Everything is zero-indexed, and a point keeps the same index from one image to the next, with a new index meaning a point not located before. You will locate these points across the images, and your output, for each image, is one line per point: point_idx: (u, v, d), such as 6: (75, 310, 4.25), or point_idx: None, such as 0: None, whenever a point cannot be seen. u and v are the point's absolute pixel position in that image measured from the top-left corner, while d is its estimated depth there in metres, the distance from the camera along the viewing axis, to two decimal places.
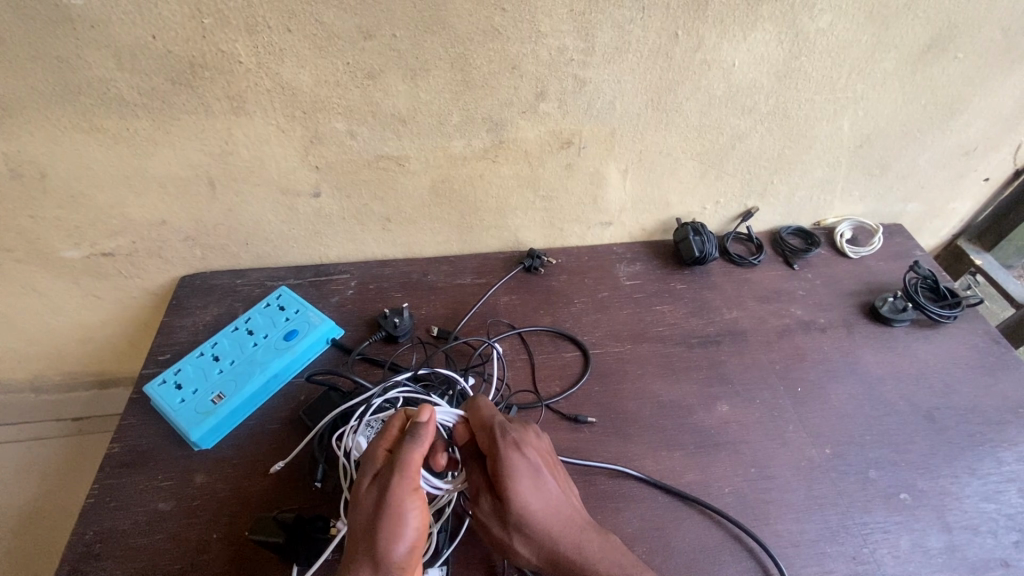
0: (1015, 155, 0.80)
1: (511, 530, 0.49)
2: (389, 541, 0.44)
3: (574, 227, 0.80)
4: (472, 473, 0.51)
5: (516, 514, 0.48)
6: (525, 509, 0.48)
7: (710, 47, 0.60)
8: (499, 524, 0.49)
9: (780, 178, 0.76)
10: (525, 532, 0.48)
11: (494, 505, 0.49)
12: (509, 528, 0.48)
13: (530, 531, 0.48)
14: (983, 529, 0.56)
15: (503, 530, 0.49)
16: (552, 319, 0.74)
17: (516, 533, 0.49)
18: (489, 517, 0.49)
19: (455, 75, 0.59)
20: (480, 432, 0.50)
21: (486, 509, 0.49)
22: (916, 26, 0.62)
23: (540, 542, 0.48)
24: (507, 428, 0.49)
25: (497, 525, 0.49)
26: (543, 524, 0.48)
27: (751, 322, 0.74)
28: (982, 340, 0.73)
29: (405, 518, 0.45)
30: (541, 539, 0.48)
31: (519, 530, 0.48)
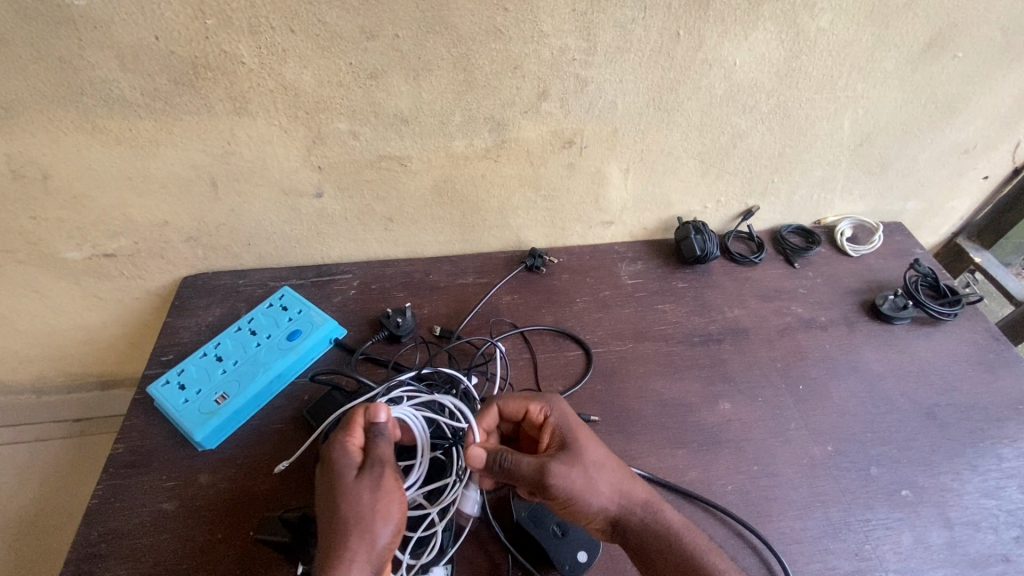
0: (1015, 152, 0.80)
1: (593, 484, 0.49)
2: (377, 530, 0.44)
3: (576, 226, 0.80)
4: (523, 460, 0.48)
5: (591, 458, 0.50)
6: (595, 451, 0.51)
7: (711, 46, 0.60)
8: (579, 483, 0.48)
9: (781, 177, 0.77)
10: (602, 476, 0.50)
11: (569, 457, 0.49)
12: (587, 476, 0.49)
13: (604, 476, 0.50)
14: (984, 525, 0.57)
15: (586, 480, 0.48)
16: (554, 318, 0.74)
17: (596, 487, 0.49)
18: (569, 476, 0.48)
19: (457, 75, 0.59)
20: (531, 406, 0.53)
21: (562, 474, 0.48)
22: (916, 25, 0.62)
23: (616, 486, 0.50)
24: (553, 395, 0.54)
25: (580, 480, 0.48)
26: (611, 468, 0.51)
27: (752, 320, 0.75)
28: (981, 337, 0.74)
29: (395, 506, 0.46)
30: (619, 483, 0.50)
31: (601, 480, 0.49)
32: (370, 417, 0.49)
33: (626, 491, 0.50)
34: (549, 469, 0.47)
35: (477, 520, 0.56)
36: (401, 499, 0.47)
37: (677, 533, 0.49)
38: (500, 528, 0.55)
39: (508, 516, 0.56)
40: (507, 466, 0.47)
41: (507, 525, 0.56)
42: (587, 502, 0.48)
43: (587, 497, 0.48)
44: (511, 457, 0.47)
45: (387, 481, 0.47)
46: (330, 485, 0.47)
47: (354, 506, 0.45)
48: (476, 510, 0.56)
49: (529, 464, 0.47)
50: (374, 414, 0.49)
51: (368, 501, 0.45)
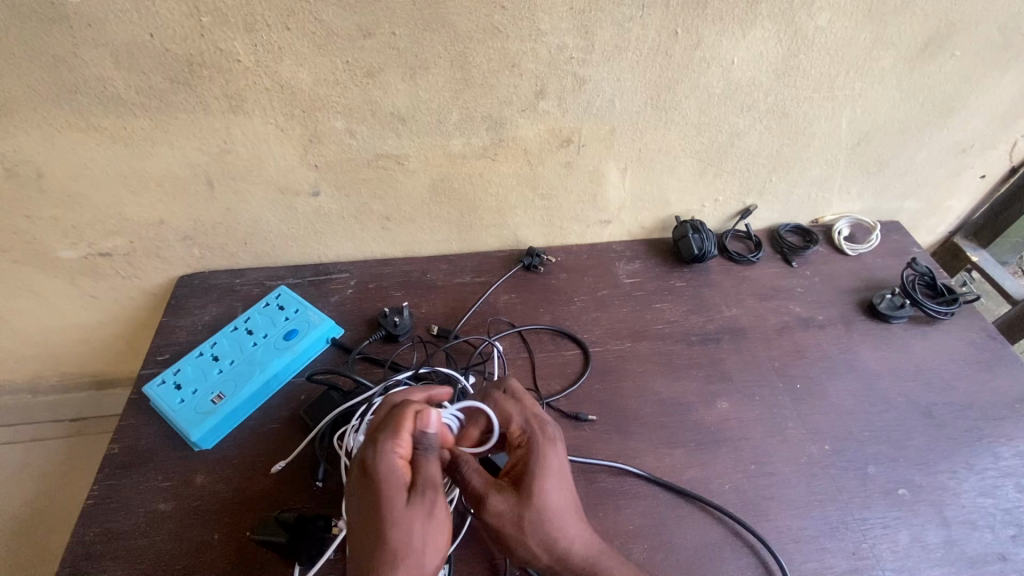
0: (1012, 152, 0.80)
1: (524, 533, 0.47)
2: (430, 559, 0.43)
3: (574, 225, 0.80)
4: (473, 475, 0.48)
5: (540, 509, 0.47)
6: (549, 502, 0.48)
7: (709, 45, 0.60)
8: (513, 526, 0.47)
9: (778, 176, 0.77)
10: (543, 530, 0.47)
11: (516, 499, 0.47)
12: (528, 524, 0.47)
13: (548, 530, 0.47)
14: (980, 524, 0.57)
15: (518, 527, 0.47)
16: (552, 318, 0.74)
17: (531, 535, 0.47)
18: (506, 514, 0.47)
19: (454, 73, 0.59)
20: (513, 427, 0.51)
21: (499, 510, 0.47)
22: (914, 24, 0.62)
23: (556, 544, 0.47)
24: (545, 425, 0.51)
25: (515, 524, 0.47)
26: (562, 521, 0.48)
27: (750, 319, 0.75)
28: (978, 336, 0.74)
29: (445, 534, 0.45)
30: (556, 539, 0.47)
31: (537, 532, 0.47)
32: (420, 426, 0.46)
33: (562, 551, 0.47)
34: (490, 498, 0.47)
35: (475, 519, 0.56)
36: (449, 524, 0.45)
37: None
38: None
39: None
40: (459, 475, 0.48)
41: None
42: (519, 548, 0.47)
43: (521, 541, 0.47)
44: (465, 467, 0.48)
45: (439, 507, 0.45)
46: (376, 504, 0.43)
47: (405, 533, 0.43)
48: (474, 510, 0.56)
49: (476, 484, 0.48)
50: (425, 424, 0.46)
51: (420, 529, 0.43)
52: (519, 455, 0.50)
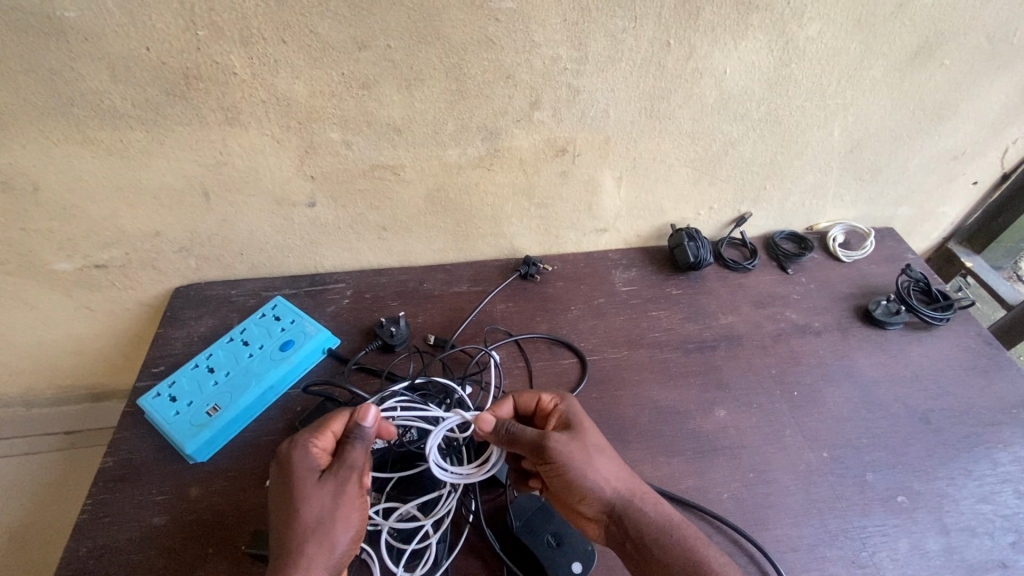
0: (1003, 158, 0.81)
1: (588, 472, 0.50)
2: (337, 536, 0.45)
3: (570, 234, 0.80)
4: (525, 430, 0.51)
5: (592, 445, 0.52)
6: (596, 440, 0.52)
7: (702, 55, 0.61)
8: (579, 461, 0.50)
9: (773, 184, 0.77)
10: (606, 462, 0.51)
11: (571, 437, 0.51)
12: (589, 455, 0.51)
13: (610, 467, 0.51)
14: (980, 531, 0.56)
15: (585, 459, 0.50)
16: (549, 326, 0.74)
17: (595, 474, 0.50)
18: (569, 447, 0.50)
19: (450, 84, 0.59)
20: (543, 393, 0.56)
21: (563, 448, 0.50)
22: (903, 33, 0.63)
23: (618, 473, 0.51)
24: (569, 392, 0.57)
25: (579, 454, 0.50)
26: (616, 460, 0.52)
27: (746, 326, 0.75)
28: (974, 341, 0.74)
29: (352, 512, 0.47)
30: (618, 475, 0.51)
31: (597, 466, 0.51)
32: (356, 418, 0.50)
33: (626, 479, 0.51)
34: (552, 437, 0.50)
35: (471, 530, 0.55)
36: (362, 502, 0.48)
37: (672, 525, 0.49)
38: (494, 538, 0.54)
39: (502, 526, 0.56)
40: (509, 437, 0.51)
41: (502, 536, 0.55)
42: (585, 479, 0.50)
43: (591, 478, 0.50)
44: (516, 426, 0.51)
45: (353, 488, 0.47)
46: (292, 482, 0.47)
47: (314, 511, 0.46)
48: (471, 520, 0.56)
49: (531, 435, 0.50)
50: (361, 415, 0.49)
51: (333, 504, 0.46)
52: (559, 413, 0.55)
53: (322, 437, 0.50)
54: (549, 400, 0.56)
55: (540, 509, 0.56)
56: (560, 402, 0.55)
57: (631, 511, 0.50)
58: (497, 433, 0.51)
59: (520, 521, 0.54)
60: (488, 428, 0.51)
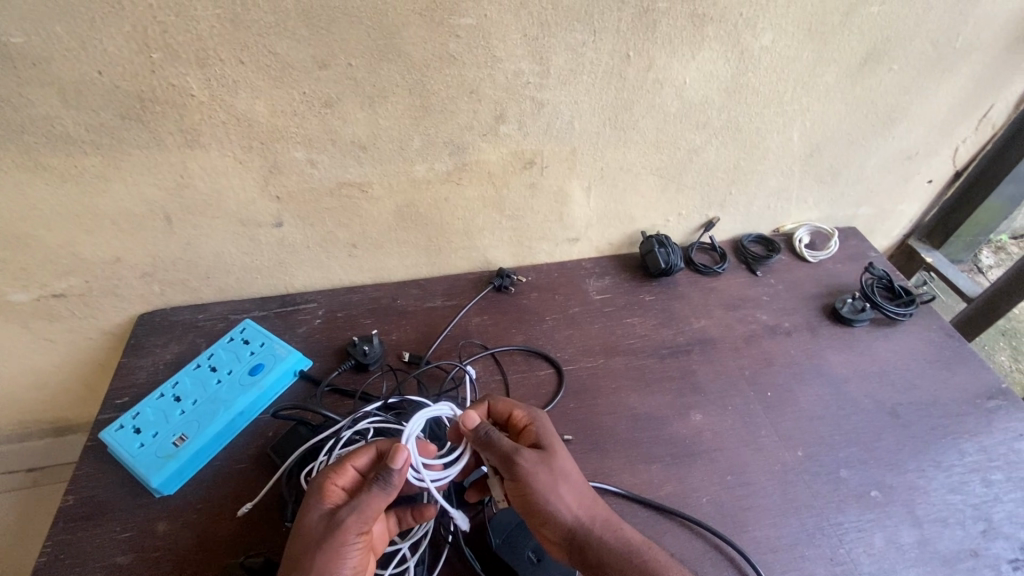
0: (955, 158, 0.84)
1: (553, 490, 0.49)
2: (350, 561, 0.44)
3: (542, 244, 0.81)
4: (502, 439, 0.50)
5: (562, 468, 0.51)
6: (567, 464, 0.51)
7: (661, 67, 0.62)
8: (546, 475, 0.50)
9: (737, 189, 0.79)
10: (572, 484, 0.50)
11: (541, 457, 0.50)
12: (555, 477, 0.50)
13: (575, 489, 0.50)
14: (951, 521, 0.58)
15: (550, 479, 0.49)
16: (525, 338, 0.74)
17: (558, 493, 0.49)
18: (538, 468, 0.49)
19: (413, 101, 0.59)
20: (519, 407, 0.56)
21: (532, 463, 0.49)
22: (853, 40, 0.65)
23: (583, 495, 0.50)
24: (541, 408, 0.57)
25: (547, 476, 0.50)
26: (581, 484, 0.51)
27: (718, 329, 0.76)
28: (937, 334, 0.76)
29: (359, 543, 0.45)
30: (583, 497, 0.50)
31: (563, 484, 0.50)
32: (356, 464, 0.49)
33: (590, 504, 0.50)
34: (523, 454, 0.50)
35: (451, 549, 0.54)
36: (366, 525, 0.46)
37: (635, 550, 0.48)
38: (474, 557, 0.54)
39: (482, 545, 0.55)
40: (487, 440, 0.50)
41: (482, 555, 0.54)
42: (552, 497, 0.49)
43: (554, 500, 0.49)
44: (494, 433, 0.50)
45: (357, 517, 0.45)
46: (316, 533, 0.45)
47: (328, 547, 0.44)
48: (451, 540, 0.55)
49: (506, 445, 0.50)
50: (359, 460, 0.49)
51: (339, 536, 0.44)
52: (532, 431, 0.54)
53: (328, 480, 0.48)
54: (522, 416, 0.55)
55: (519, 524, 0.55)
56: (532, 419, 0.55)
57: (594, 535, 0.48)
58: (476, 433, 0.50)
59: (500, 538, 0.54)
60: (472, 425, 0.51)
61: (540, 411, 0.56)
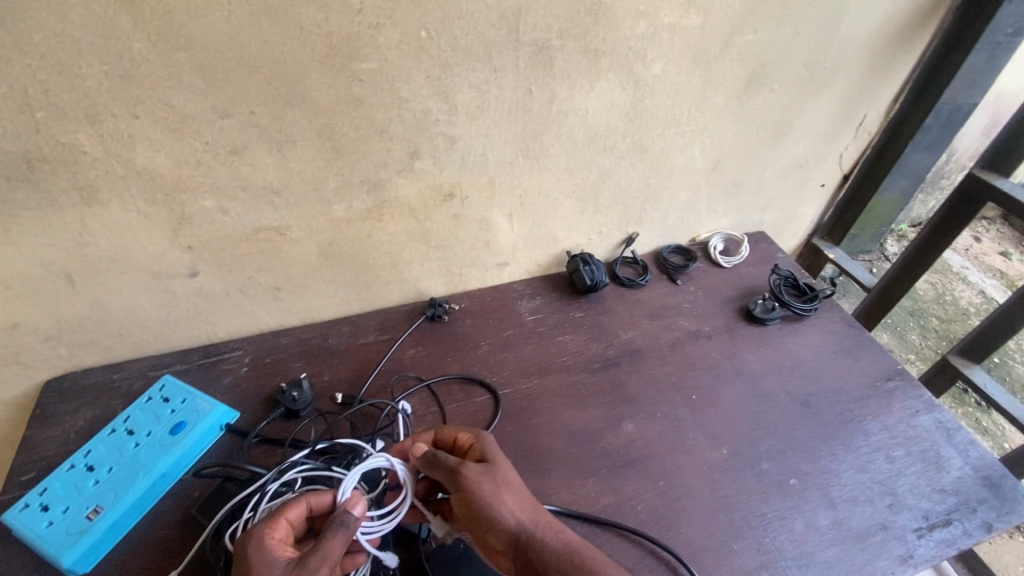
0: (841, 163, 0.92)
1: (498, 497, 0.50)
2: None
3: (472, 271, 0.82)
4: (448, 456, 0.52)
5: (505, 477, 0.52)
6: (510, 475, 0.53)
7: (563, 98, 0.65)
8: (490, 484, 0.51)
9: (651, 205, 0.84)
10: (516, 492, 0.52)
11: (485, 469, 0.52)
12: (499, 487, 0.51)
13: (519, 497, 0.52)
14: (861, 499, 0.63)
15: (494, 487, 0.51)
16: (460, 366, 0.75)
17: (502, 500, 0.51)
18: (481, 478, 0.51)
19: (323, 143, 0.59)
20: (468, 426, 0.58)
21: (475, 474, 0.51)
22: (735, 65, 0.70)
23: (526, 504, 0.52)
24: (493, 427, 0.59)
25: (490, 485, 0.51)
26: (526, 492, 0.53)
27: (645, 339, 0.79)
28: (840, 325, 0.83)
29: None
30: (526, 504, 0.51)
31: (507, 493, 0.51)
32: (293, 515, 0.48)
33: (535, 510, 0.51)
34: (467, 466, 0.51)
35: None
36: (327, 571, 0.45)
37: (574, 551, 0.49)
38: None
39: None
40: (433, 460, 0.52)
41: None
42: (491, 508, 0.50)
43: (498, 508, 0.50)
44: (441, 452, 0.53)
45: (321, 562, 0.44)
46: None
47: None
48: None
49: (451, 461, 0.52)
50: (296, 510, 0.48)
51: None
52: (480, 446, 0.56)
53: (273, 534, 0.46)
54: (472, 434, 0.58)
55: (463, 555, 0.56)
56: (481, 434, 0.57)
57: (531, 544, 0.49)
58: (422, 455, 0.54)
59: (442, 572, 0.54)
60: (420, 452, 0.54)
61: (489, 427, 0.58)
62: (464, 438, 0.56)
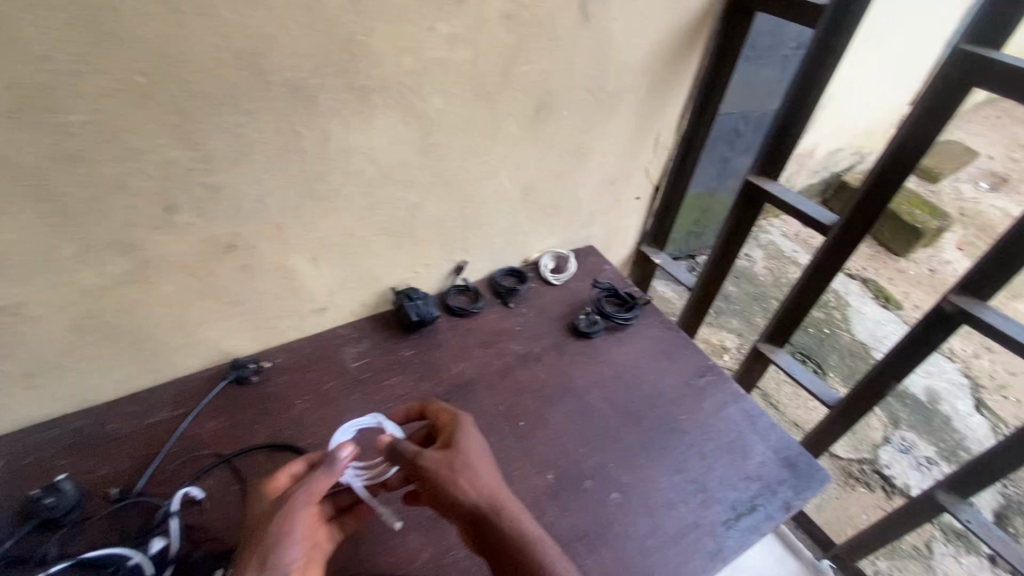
0: (649, 176, 0.99)
1: (455, 481, 0.52)
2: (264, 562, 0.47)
3: (284, 322, 0.76)
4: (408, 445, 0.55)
5: (464, 460, 0.53)
6: (469, 459, 0.54)
7: (340, 137, 0.62)
8: (444, 468, 0.52)
9: (471, 233, 0.83)
10: (469, 477, 0.52)
11: (448, 454, 0.54)
12: (461, 469, 0.53)
13: (468, 488, 0.52)
14: (676, 501, 0.65)
15: (451, 474, 0.52)
16: (270, 431, 0.68)
17: (456, 488, 0.51)
18: (441, 462, 0.53)
19: (40, 208, 0.51)
20: (445, 409, 0.60)
21: (433, 458, 0.53)
22: (519, 94, 0.71)
23: (482, 487, 0.52)
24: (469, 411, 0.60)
25: (448, 471, 0.52)
26: (484, 478, 0.53)
27: (475, 370, 0.78)
28: (660, 329, 0.88)
29: None
30: (480, 491, 0.52)
31: (461, 479, 0.52)
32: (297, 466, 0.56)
33: (492, 494, 0.52)
34: (423, 455, 0.53)
35: None
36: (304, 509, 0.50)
37: (513, 545, 0.49)
38: None
39: None
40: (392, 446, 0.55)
41: None
42: (454, 488, 0.51)
43: (456, 492, 0.51)
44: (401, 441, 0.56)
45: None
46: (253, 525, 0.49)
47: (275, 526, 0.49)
48: None
49: (408, 449, 0.54)
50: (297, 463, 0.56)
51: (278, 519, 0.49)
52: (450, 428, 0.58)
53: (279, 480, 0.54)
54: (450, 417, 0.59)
55: None
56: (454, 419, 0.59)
57: (504, 515, 0.51)
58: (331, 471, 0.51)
59: None
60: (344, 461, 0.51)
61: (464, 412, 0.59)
62: (445, 417, 0.59)
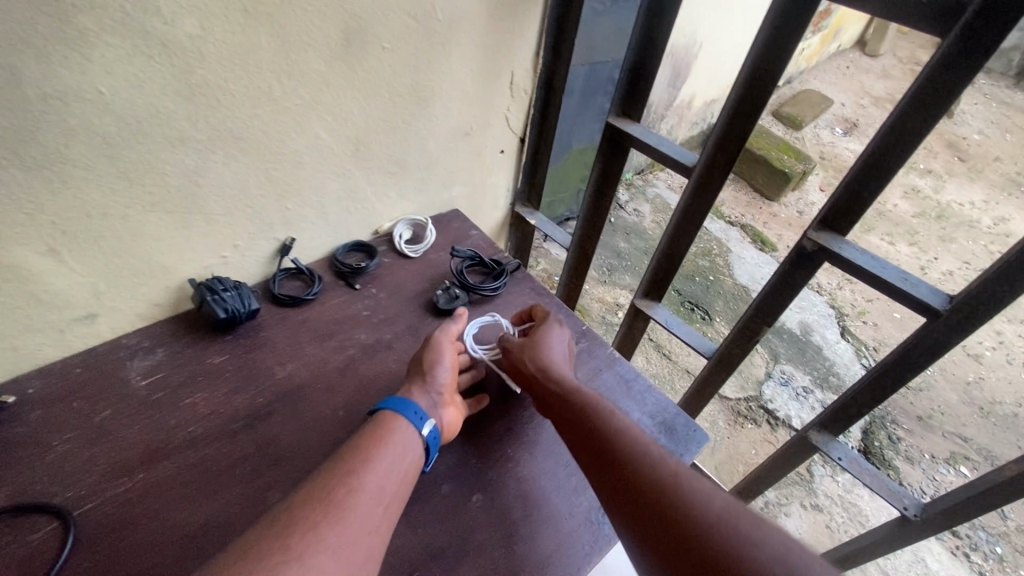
0: (510, 126, 0.88)
1: (527, 353, 0.62)
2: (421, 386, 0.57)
3: (28, 341, 0.56)
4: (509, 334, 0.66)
5: (542, 340, 0.63)
6: (548, 338, 0.64)
7: (35, 76, 0.44)
8: (526, 345, 0.63)
9: (290, 203, 0.68)
10: (539, 352, 0.61)
11: (527, 338, 0.64)
12: (540, 344, 0.63)
13: (544, 354, 0.61)
14: (548, 491, 0.57)
15: (534, 344, 0.63)
16: (8, 492, 0.50)
17: (532, 356, 0.61)
18: (522, 342, 0.63)
19: None
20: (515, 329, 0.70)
21: (515, 342, 0.64)
22: (314, 19, 0.56)
23: (551, 357, 0.61)
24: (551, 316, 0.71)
25: (538, 338, 0.64)
26: (556, 353, 0.62)
27: (309, 370, 0.64)
28: (530, 297, 0.79)
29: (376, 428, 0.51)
30: (549, 359, 0.60)
31: (532, 352, 0.62)
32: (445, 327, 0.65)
33: (554, 363, 0.60)
34: (508, 340, 0.65)
35: None
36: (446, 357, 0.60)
37: (568, 393, 0.55)
38: None
39: None
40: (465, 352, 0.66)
41: None
42: (522, 359, 0.61)
43: (533, 357, 0.61)
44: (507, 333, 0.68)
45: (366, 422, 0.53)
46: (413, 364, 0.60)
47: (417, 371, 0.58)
48: None
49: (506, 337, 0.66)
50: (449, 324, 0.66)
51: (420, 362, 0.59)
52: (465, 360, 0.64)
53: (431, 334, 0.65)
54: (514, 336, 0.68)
55: None
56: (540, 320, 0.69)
57: (553, 380, 0.57)
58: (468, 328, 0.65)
59: None
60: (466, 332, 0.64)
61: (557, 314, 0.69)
62: (541, 315, 0.69)
